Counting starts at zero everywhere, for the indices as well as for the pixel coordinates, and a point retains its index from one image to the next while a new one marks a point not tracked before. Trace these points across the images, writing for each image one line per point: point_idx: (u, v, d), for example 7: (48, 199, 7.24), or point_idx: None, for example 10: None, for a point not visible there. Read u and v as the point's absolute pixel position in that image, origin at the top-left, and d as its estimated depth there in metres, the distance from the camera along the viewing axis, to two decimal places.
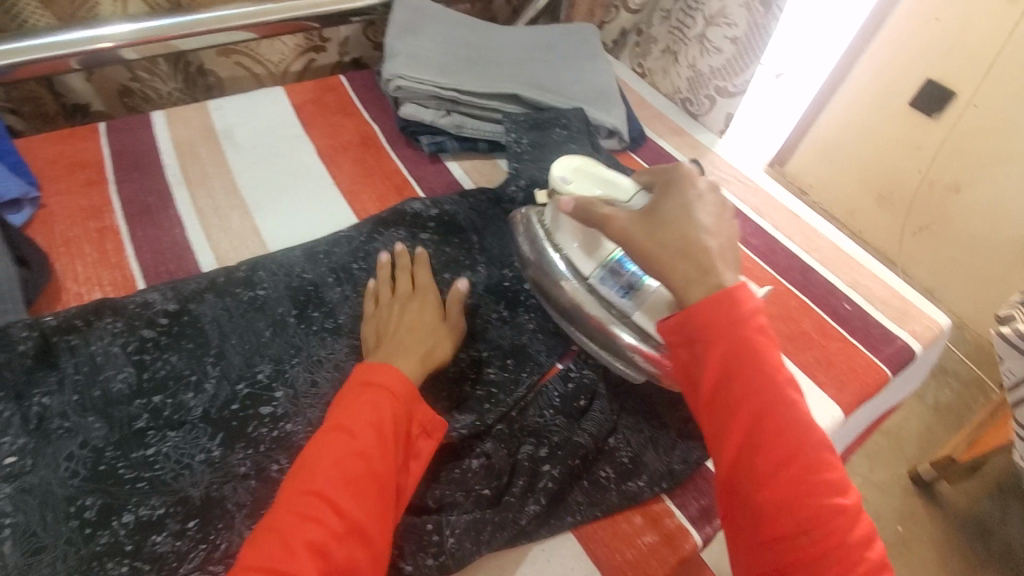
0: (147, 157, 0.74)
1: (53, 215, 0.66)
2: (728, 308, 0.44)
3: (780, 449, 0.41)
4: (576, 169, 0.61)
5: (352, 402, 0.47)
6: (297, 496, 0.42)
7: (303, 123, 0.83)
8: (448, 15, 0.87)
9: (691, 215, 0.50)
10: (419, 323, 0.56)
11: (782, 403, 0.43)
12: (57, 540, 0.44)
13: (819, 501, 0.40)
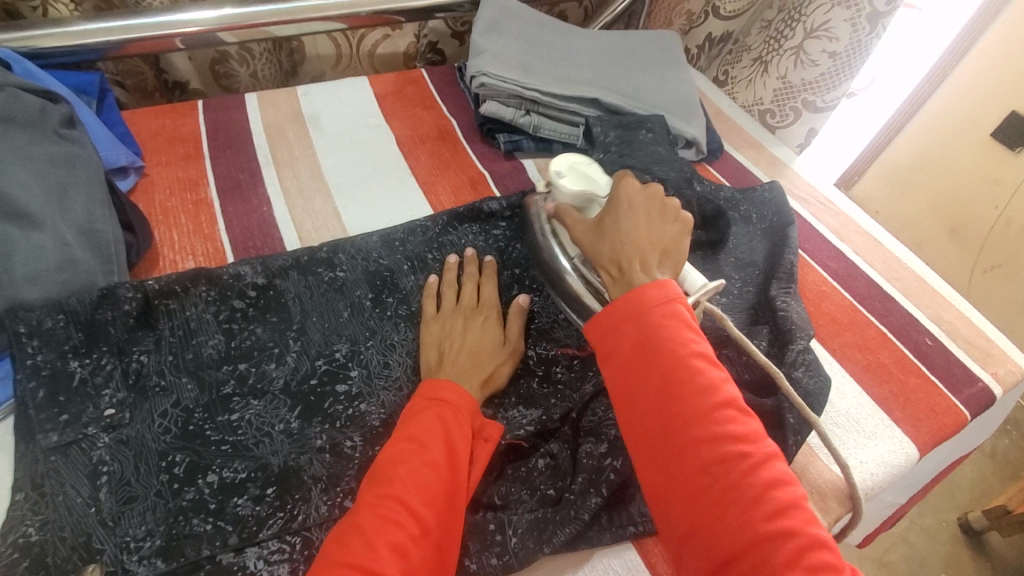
0: (240, 136, 0.78)
1: (154, 185, 0.70)
2: (652, 293, 0.45)
3: (689, 418, 0.40)
4: (571, 165, 0.62)
5: (418, 415, 0.47)
6: (373, 504, 0.41)
7: (384, 113, 0.85)
8: (532, 16, 0.87)
9: (635, 219, 0.52)
10: (478, 347, 0.56)
11: (682, 375, 0.42)
12: (146, 492, 0.46)
13: (733, 467, 0.38)
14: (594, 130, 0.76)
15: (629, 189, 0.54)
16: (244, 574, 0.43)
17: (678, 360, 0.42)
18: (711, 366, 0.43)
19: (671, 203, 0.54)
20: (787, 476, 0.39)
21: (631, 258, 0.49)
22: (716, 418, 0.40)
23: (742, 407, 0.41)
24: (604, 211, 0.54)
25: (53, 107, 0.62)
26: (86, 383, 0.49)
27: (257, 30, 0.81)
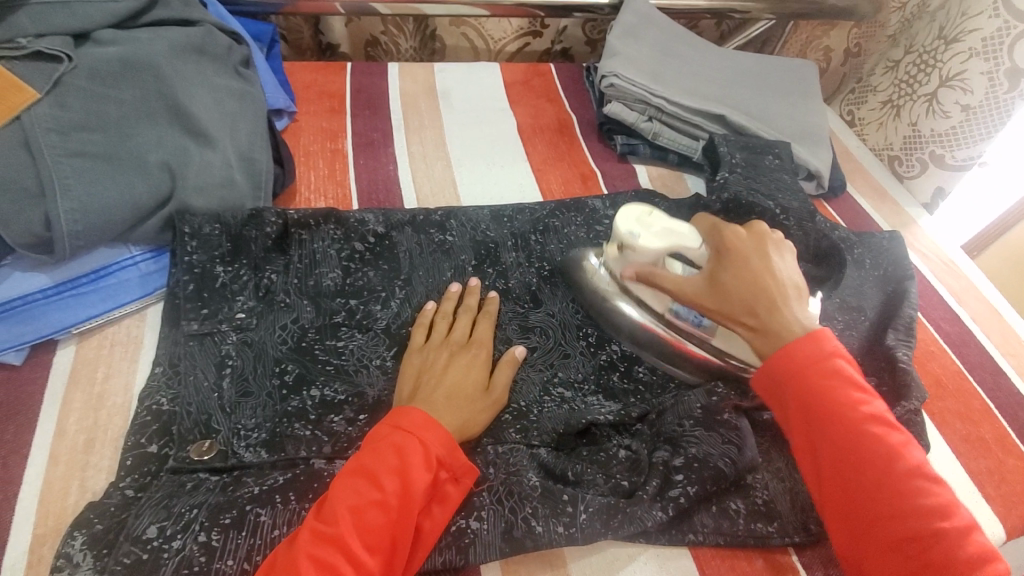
0: (378, 100, 0.84)
1: (301, 130, 0.77)
2: (810, 350, 0.46)
3: (882, 486, 0.41)
4: (638, 222, 0.59)
5: (376, 443, 0.43)
6: (302, 547, 0.38)
7: (509, 99, 0.89)
8: (671, 28, 0.88)
9: (752, 265, 0.52)
10: (458, 388, 0.51)
11: (865, 441, 0.42)
12: (260, 391, 0.51)
13: (925, 535, 0.39)
14: (720, 149, 0.73)
15: (735, 237, 0.54)
16: (331, 479, 0.47)
17: (854, 425, 0.43)
18: (891, 430, 0.43)
19: (779, 242, 0.54)
20: (987, 547, 0.39)
21: (767, 308, 0.49)
22: (903, 486, 0.41)
23: (932, 474, 0.42)
24: (712, 264, 0.54)
25: (237, 47, 0.70)
26: (225, 286, 0.56)
27: (409, 6, 0.87)
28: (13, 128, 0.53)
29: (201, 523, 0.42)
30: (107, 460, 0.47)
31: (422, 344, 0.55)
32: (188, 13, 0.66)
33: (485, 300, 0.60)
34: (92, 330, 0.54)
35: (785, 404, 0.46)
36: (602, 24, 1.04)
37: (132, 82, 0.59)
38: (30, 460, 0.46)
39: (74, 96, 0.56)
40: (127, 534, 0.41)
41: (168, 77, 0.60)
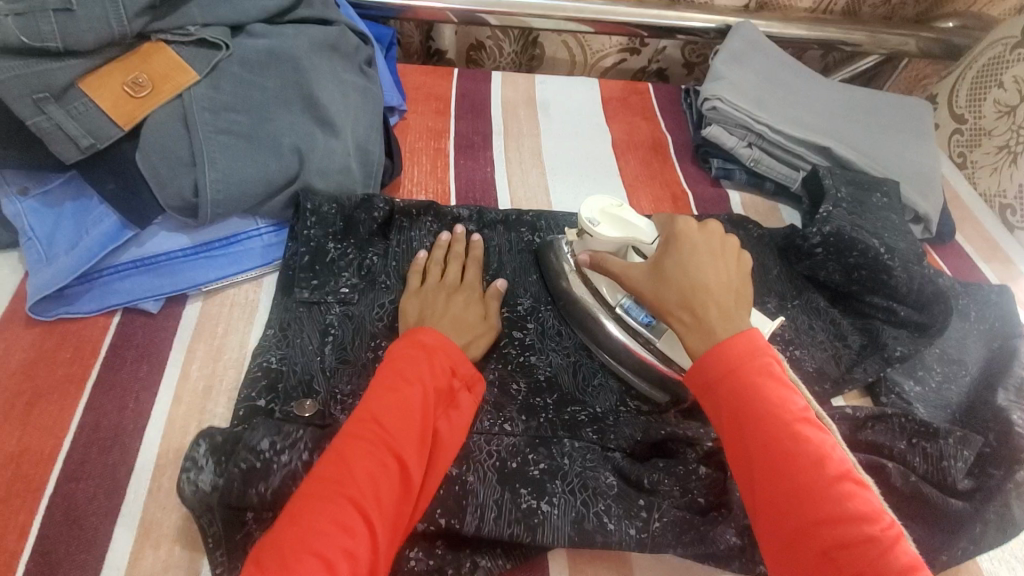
0: (481, 105, 0.88)
1: (409, 127, 0.82)
2: (739, 346, 0.46)
3: (788, 449, 0.42)
4: (603, 211, 0.57)
5: (397, 354, 0.48)
6: (342, 444, 0.42)
7: (606, 115, 0.90)
8: (778, 57, 0.87)
9: (699, 258, 0.52)
10: (460, 319, 0.55)
11: (773, 407, 0.43)
12: (356, 361, 0.55)
13: (828, 490, 0.40)
14: (825, 180, 0.71)
15: (687, 227, 0.54)
16: None
17: (786, 431, 0.42)
18: (815, 430, 0.43)
19: (730, 241, 0.55)
20: (915, 558, 0.39)
21: (705, 303, 0.49)
22: (833, 487, 0.40)
23: (857, 478, 0.41)
24: (658, 253, 0.53)
25: (363, 48, 0.76)
26: (333, 262, 0.60)
27: (518, 19, 0.91)
28: (175, 104, 0.60)
29: (306, 443, 0.46)
30: (222, 407, 0.52)
31: (415, 292, 0.58)
32: (328, 13, 0.72)
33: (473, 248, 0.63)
34: (217, 290, 0.60)
35: (715, 400, 0.45)
36: (703, 48, 1.04)
37: (274, 71, 0.65)
38: (158, 398, 0.52)
39: (227, 81, 0.62)
40: (244, 442, 0.45)
41: (306, 69, 0.66)
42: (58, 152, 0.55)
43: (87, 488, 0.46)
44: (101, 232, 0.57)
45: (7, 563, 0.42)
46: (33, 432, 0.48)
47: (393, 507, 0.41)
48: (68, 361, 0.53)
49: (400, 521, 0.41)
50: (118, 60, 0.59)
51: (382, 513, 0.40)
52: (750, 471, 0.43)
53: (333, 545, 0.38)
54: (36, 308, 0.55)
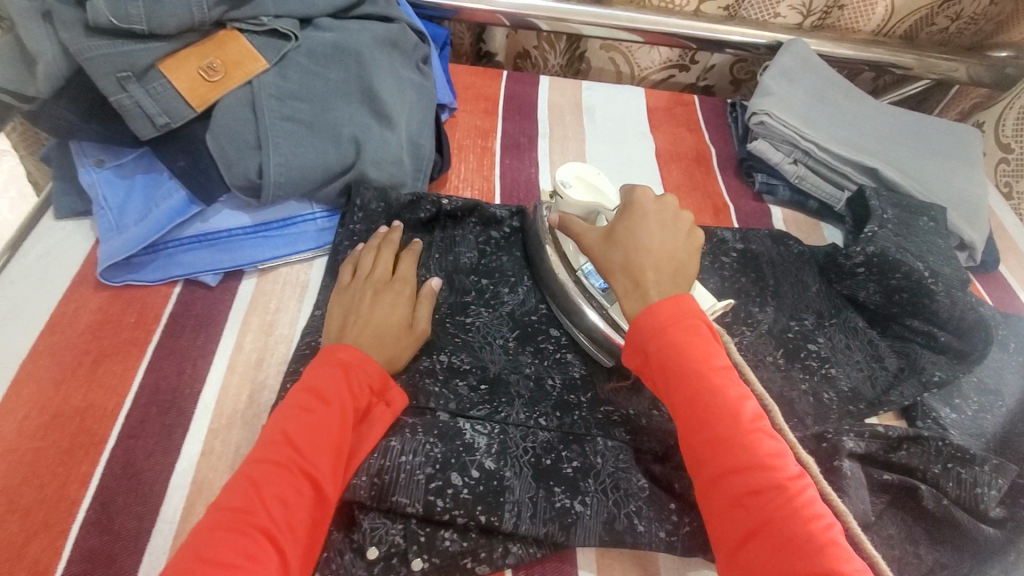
0: (528, 108, 0.90)
1: (458, 125, 0.84)
2: (669, 308, 0.48)
3: (709, 410, 0.44)
4: (579, 176, 0.62)
5: (315, 370, 0.49)
6: (250, 472, 0.43)
7: (650, 124, 0.91)
8: (829, 76, 0.87)
9: (646, 225, 0.54)
10: (382, 325, 0.54)
11: (696, 368, 0.45)
12: None
13: (747, 454, 0.42)
14: (871, 202, 0.71)
15: (643, 198, 0.56)
16: (459, 434, 0.50)
17: (703, 390, 0.44)
18: (731, 383, 0.45)
19: (685, 217, 0.56)
20: (815, 496, 0.41)
21: (645, 267, 0.51)
22: (746, 436, 0.43)
23: (768, 432, 0.43)
24: (613, 220, 0.56)
25: (420, 46, 0.78)
26: None
27: (570, 26, 0.93)
28: (245, 90, 0.63)
29: None
30: (271, 379, 0.54)
31: (345, 286, 0.57)
32: (390, 11, 0.75)
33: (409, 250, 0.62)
34: (272, 269, 0.63)
35: (651, 370, 0.48)
36: (751, 66, 1.05)
37: (338, 64, 0.68)
38: (213, 366, 0.54)
39: (294, 70, 0.65)
40: None
41: (368, 64, 0.69)
42: (134, 128, 0.59)
43: (144, 445, 0.49)
44: (170, 206, 0.60)
45: (69, 511, 0.45)
46: (97, 389, 0.51)
47: (305, 535, 0.41)
48: (132, 325, 0.56)
49: (312, 549, 0.42)
50: (195, 45, 0.62)
51: (293, 538, 0.41)
52: (680, 427, 0.45)
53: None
54: (105, 273, 0.58)
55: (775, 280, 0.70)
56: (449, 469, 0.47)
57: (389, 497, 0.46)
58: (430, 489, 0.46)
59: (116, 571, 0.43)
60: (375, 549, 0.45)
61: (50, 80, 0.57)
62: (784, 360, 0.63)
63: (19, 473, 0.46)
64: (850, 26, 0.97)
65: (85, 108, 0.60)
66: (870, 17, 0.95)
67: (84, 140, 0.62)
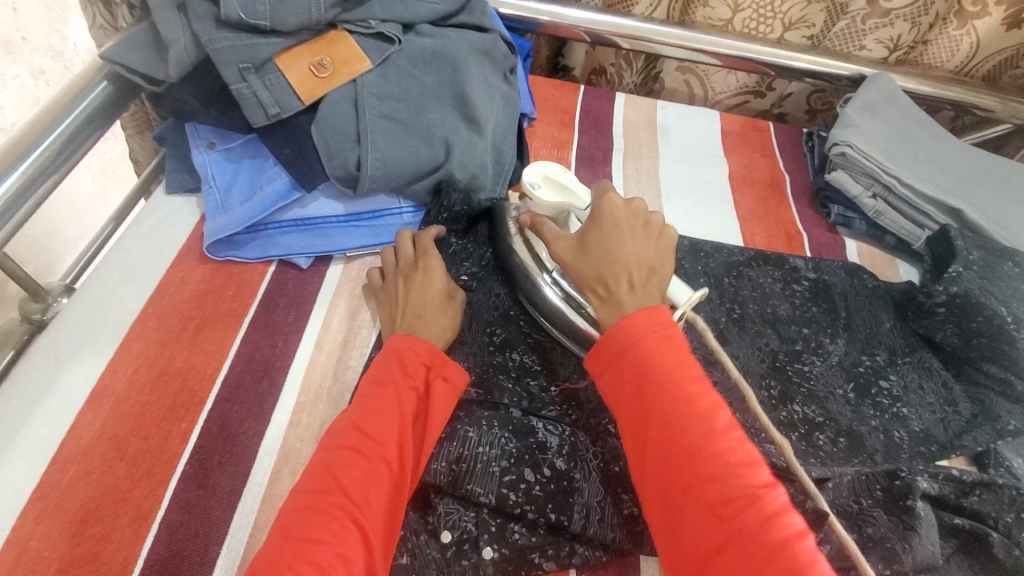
0: (604, 123, 0.91)
1: (536, 135, 0.87)
2: (641, 318, 0.47)
3: (680, 417, 0.43)
4: (544, 175, 0.62)
5: (380, 362, 0.52)
6: (324, 456, 0.45)
7: (724, 147, 0.91)
8: (915, 112, 0.86)
9: (620, 231, 0.53)
10: (425, 302, 0.57)
11: (672, 379, 0.44)
12: (471, 342, 0.59)
13: (714, 457, 0.41)
14: (956, 242, 0.69)
15: (610, 204, 0.55)
16: (531, 431, 0.52)
17: (677, 398, 0.43)
18: (705, 392, 0.44)
19: (652, 218, 0.55)
20: (787, 507, 0.39)
21: (617, 275, 0.50)
22: (718, 444, 0.41)
23: (741, 440, 0.42)
24: (585, 227, 0.55)
25: (509, 56, 0.81)
26: (455, 254, 0.66)
27: (652, 46, 0.94)
28: (349, 87, 0.66)
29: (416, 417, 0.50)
30: (355, 360, 0.57)
31: (380, 285, 0.61)
32: (485, 21, 0.78)
33: (421, 237, 0.64)
34: (360, 258, 0.67)
35: (616, 373, 0.47)
36: (829, 96, 1.04)
37: (435, 69, 0.71)
38: (302, 344, 0.58)
39: (395, 72, 0.69)
40: None
41: (463, 70, 0.71)
42: (249, 115, 0.63)
43: (238, 410, 0.52)
44: (274, 190, 0.64)
45: (170, 462, 0.49)
46: (198, 353, 0.55)
47: (384, 507, 0.43)
48: (230, 297, 0.60)
49: (394, 521, 0.44)
50: (308, 43, 0.65)
51: (372, 510, 0.43)
52: (652, 442, 0.43)
53: (329, 550, 0.40)
54: (210, 247, 0.62)
55: (847, 313, 0.68)
56: (524, 464, 0.49)
57: (464, 485, 0.48)
58: (504, 482, 0.48)
59: (209, 524, 0.46)
60: (448, 532, 0.47)
61: (180, 66, 0.61)
62: (854, 395, 0.62)
63: (128, 422, 0.50)
64: (933, 63, 0.96)
65: (205, 94, 0.64)
66: (954, 53, 0.94)
67: (200, 122, 0.66)
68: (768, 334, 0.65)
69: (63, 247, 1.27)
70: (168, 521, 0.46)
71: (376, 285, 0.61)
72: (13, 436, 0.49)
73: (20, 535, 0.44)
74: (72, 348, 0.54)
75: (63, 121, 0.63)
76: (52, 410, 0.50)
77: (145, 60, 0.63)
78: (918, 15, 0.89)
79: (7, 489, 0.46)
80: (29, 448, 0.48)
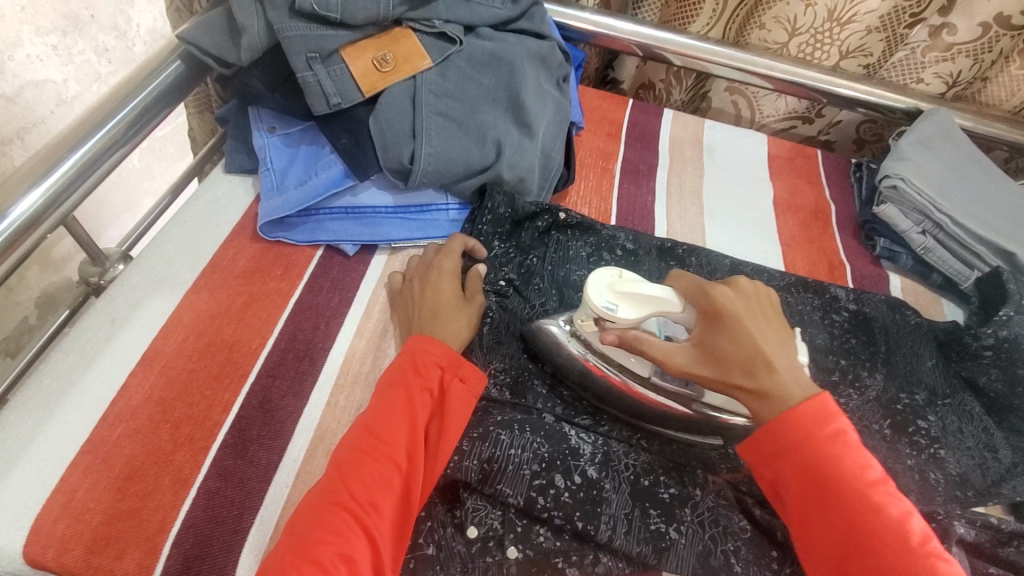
0: (651, 137, 0.92)
1: (582, 145, 0.88)
2: (809, 423, 0.46)
3: (868, 529, 0.43)
4: (613, 290, 0.51)
5: (397, 362, 0.52)
6: (337, 456, 0.46)
7: (770, 171, 0.91)
8: (971, 151, 0.84)
9: (742, 329, 0.50)
10: (438, 303, 0.57)
11: (854, 494, 0.44)
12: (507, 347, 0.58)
13: (905, 562, 0.42)
14: (1008, 284, 0.67)
15: (724, 297, 0.51)
16: (560, 434, 0.52)
17: (863, 510, 0.43)
18: (889, 497, 0.44)
19: (766, 296, 0.54)
20: None
21: (762, 367, 0.48)
22: (912, 561, 0.42)
23: (932, 544, 0.43)
24: (703, 330, 0.51)
25: (562, 65, 0.82)
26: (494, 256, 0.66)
27: (703, 64, 0.94)
28: (409, 83, 0.68)
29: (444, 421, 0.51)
30: (392, 349, 0.58)
31: (401, 285, 0.62)
32: (543, 29, 0.79)
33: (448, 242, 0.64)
34: (404, 250, 0.69)
35: (780, 474, 0.46)
36: (880, 128, 1.03)
37: (492, 71, 0.72)
38: (343, 328, 0.59)
39: (453, 72, 0.70)
40: None
41: (519, 73, 0.72)
42: (311, 103, 0.65)
43: (279, 385, 0.54)
44: (329, 177, 0.66)
45: (212, 430, 0.50)
46: (245, 327, 0.57)
47: (391, 511, 0.44)
48: (278, 277, 0.62)
49: (404, 525, 0.44)
50: (373, 37, 0.67)
51: (380, 514, 0.44)
52: (837, 560, 0.43)
53: (335, 550, 0.41)
54: (263, 228, 0.64)
55: (887, 348, 0.67)
56: (554, 471, 0.49)
57: (493, 484, 0.48)
58: (534, 485, 0.48)
59: (245, 494, 0.47)
60: (475, 528, 0.47)
61: (252, 51, 0.63)
62: (890, 432, 0.60)
63: (174, 387, 0.52)
64: (992, 101, 0.94)
65: (272, 79, 0.67)
66: (1014, 94, 0.91)
67: (263, 107, 0.69)
68: (804, 362, 0.64)
69: (109, 216, 1.32)
70: (205, 487, 0.47)
71: (396, 282, 0.62)
72: (68, 390, 0.51)
73: (67, 485, 0.46)
74: (128, 310, 0.56)
75: (137, 96, 0.66)
76: (104, 369, 0.52)
77: (219, 43, 0.65)
78: (982, 52, 0.87)
79: (59, 440, 0.48)
80: (82, 403, 0.50)
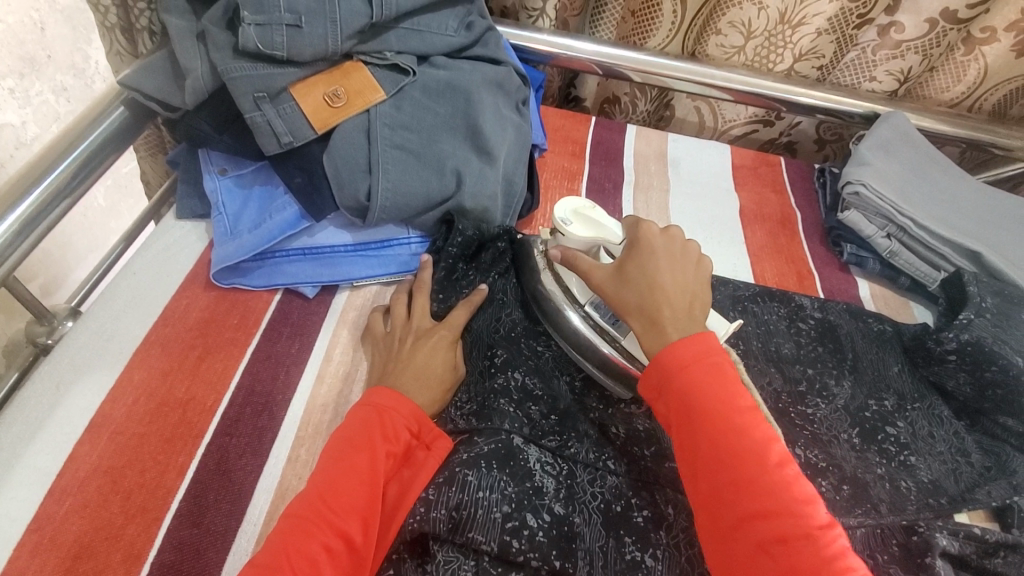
0: (615, 154, 0.91)
1: (546, 166, 0.87)
2: (689, 346, 0.47)
3: (743, 449, 0.43)
4: (575, 211, 0.59)
5: (359, 415, 0.50)
6: (287, 525, 0.44)
7: (735, 182, 0.91)
8: (928, 152, 0.85)
9: (658, 262, 0.52)
10: (427, 370, 0.55)
11: (721, 404, 0.45)
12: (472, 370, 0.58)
13: (760, 475, 0.42)
14: (970, 287, 0.67)
15: (648, 233, 0.55)
16: (525, 464, 0.50)
17: (722, 422, 0.44)
18: (759, 424, 0.44)
19: (699, 252, 0.55)
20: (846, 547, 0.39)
21: (661, 304, 0.50)
22: (767, 479, 0.42)
23: (793, 467, 0.43)
24: (623, 255, 0.54)
25: (521, 89, 0.82)
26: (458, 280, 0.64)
27: (661, 79, 0.94)
28: (362, 117, 0.66)
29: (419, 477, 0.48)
30: (355, 395, 0.56)
31: (381, 337, 0.59)
32: (499, 54, 0.78)
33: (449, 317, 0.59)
34: (367, 287, 0.67)
35: (665, 392, 0.47)
36: (838, 127, 1.04)
37: (448, 99, 0.71)
38: (304, 376, 0.57)
39: (408, 102, 0.69)
40: None
41: (475, 100, 0.71)
42: (262, 143, 0.63)
43: (237, 444, 0.51)
44: (284, 219, 0.64)
45: (165, 498, 0.48)
46: (199, 384, 0.54)
47: None
48: (234, 326, 0.59)
49: None
50: (324, 73, 0.65)
51: None
52: (692, 463, 0.44)
53: None
54: (217, 275, 0.62)
55: (854, 356, 0.66)
56: (525, 510, 0.47)
57: (465, 533, 0.46)
58: (506, 529, 0.46)
59: (202, 566, 0.45)
60: None
61: (196, 94, 0.62)
62: (860, 440, 0.60)
63: (124, 455, 0.49)
64: (937, 92, 0.96)
65: (220, 122, 0.65)
66: (958, 81, 0.93)
67: (213, 150, 0.67)
68: (772, 374, 0.63)
69: (74, 259, 1.28)
70: (159, 561, 0.45)
71: (376, 330, 0.60)
72: (11, 467, 0.48)
73: (13, 569, 0.43)
74: (74, 373, 0.53)
75: (77, 146, 0.63)
76: (50, 438, 0.49)
77: (164, 87, 0.64)
78: (930, 47, 0.89)
79: (5, 520, 0.45)
80: (27, 479, 0.47)
